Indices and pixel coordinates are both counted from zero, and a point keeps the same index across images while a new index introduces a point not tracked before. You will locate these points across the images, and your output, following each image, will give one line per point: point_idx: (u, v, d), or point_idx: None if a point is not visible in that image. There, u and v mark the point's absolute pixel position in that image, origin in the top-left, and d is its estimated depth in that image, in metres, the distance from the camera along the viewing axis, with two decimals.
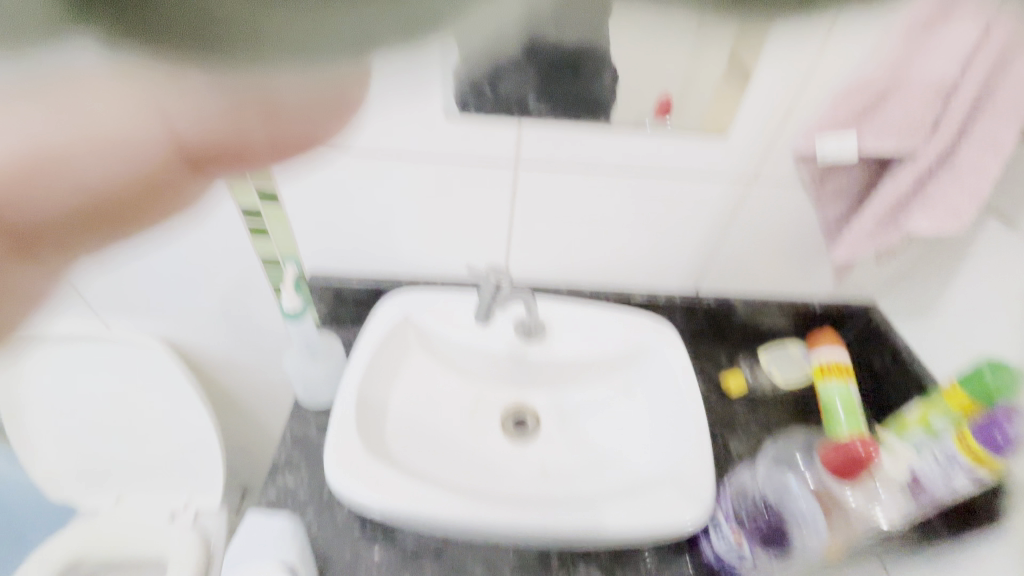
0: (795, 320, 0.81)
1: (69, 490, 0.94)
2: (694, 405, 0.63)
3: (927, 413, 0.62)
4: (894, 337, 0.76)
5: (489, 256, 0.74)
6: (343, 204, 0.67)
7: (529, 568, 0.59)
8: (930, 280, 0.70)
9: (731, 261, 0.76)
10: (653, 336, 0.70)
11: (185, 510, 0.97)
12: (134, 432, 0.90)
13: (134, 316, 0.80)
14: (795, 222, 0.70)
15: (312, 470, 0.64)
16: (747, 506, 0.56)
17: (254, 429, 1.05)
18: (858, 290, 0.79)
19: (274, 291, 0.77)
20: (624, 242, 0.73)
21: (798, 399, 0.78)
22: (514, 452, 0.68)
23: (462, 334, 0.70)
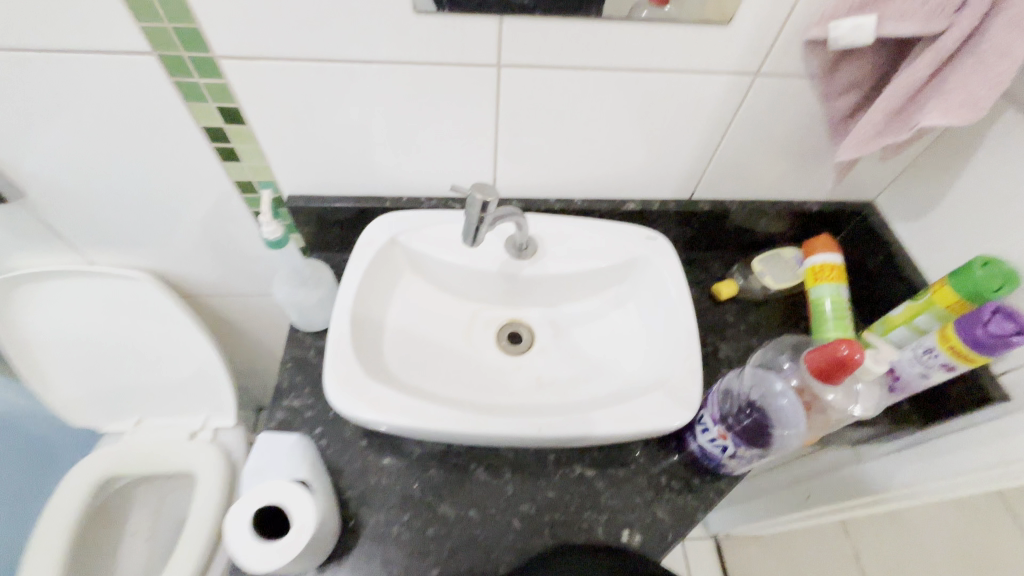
0: (790, 223, 0.80)
1: (89, 417, 0.98)
2: (686, 314, 0.64)
3: (914, 313, 0.63)
4: (889, 236, 0.75)
5: (474, 170, 0.70)
6: (313, 120, 0.62)
7: (527, 467, 0.63)
8: (933, 178, 0.68)
9: (729, 164, 0.72)
10: (646, 248, 0.69)
11: (204, 428, 1.02)
12: (139, 362, 0.92)
13: (114, 249, 0.78)
14: (798, 120, 0.66)
15: (315, 392, 0.66)
16: (734, 409, 0.57)
17: (258, 351, 1.07)
18: (858, 189, 0.77)
19: (254, 218, 0.74)
20: (616, 149, 0.69)
21: (788, 303, 0.79)
22: (510, 364, 0.69)
23: (450, 253, 0.68)
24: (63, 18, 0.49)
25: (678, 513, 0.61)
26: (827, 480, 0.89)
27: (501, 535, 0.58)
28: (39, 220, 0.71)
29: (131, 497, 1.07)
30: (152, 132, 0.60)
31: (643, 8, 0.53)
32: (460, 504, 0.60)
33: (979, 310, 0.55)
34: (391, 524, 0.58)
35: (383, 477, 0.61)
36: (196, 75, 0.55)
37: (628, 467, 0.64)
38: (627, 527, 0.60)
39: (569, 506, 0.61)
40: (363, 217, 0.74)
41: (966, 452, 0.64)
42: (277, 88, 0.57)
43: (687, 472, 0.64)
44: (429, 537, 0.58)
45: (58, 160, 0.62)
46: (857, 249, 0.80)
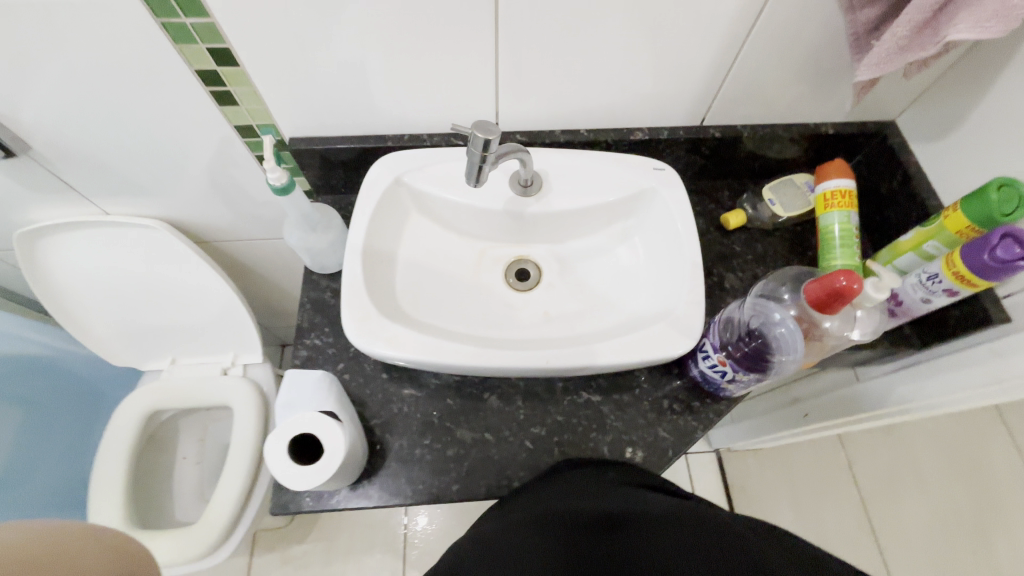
0: (804, 148, 0.78)
1: (127, 358, 1.05)
2: (691, 247, 0.64)
3: (923, 239, 0.63)
4: (906, 159, 0.72)
5: (476, 103, 0.68)
6: (306, 57, 0.59)
7: (537, 395, 0.67)
8: (960, 94, 0.64)
9: (743, 86, 0.69)
10: (653, 179, 0.68)
11: (234, 365, 1.09)
12: (166, 306, 0.97)
13: (126, 197, 0.79)
14: (819, 35, 0.62)
15: (335, 331, 0.70)
16: (734, 337, 0.59)
17: (276, 292, 1.11)
18: (879, 108, 0.73)
19: (258, 162, 0.74)
20: (623, 75, 0.65)
21: (796, 231, 0.79)
22: (519, 300, 0.71)
23: (455, 192, 0.68)
24: None
25: (678, 432, 0.66)
26: (825, 400, 0.93)
27: (515, 455, 0.64)
28: (49, 172, 0.72)
29: (177, 427, 1.16)
30: (145, 78, 0.59)
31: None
32: (476, 429, 0.65)
33: (986, 235, 0.54)
34: (414, 448, 0.64)
35: (404, 407, 0.66)
36: (182, 15, 0.53)
37: (632, 392, 0.67)
38: (631, 445, 0.65)
39: (576, 428, 0.65)
40: (366, 157, 0.73)
41: (960, 371, 0.67)
42: (266, 24, 0.55)
43: (688, 396, 0.67)
44: (449, 458, 0.63)
45: (56, 110, 0.62)
46: (873, 173, 0.78)
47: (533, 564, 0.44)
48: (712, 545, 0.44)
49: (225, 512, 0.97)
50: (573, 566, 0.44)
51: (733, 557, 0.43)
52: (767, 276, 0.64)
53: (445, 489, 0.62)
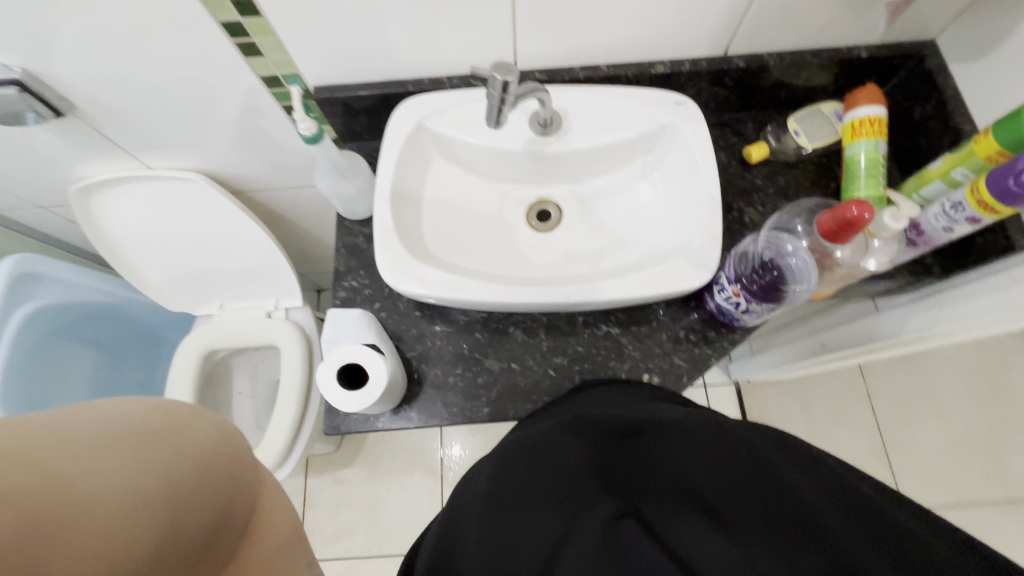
0: (835, 74, 0.75)
1: (180, 303, 1.14)
2: (710, 183, 0.65)
3: (952, 166, 0.62)
4: (944, 81, 0.69)
5: (493, 43, 0.67)
6: (323, 4, 0.60)
7: (559, 328, 0.72)
8: (1008, 6, 0.60)
9: (770, 11, 0.66)
10: (673, 114, 0.68)
11: (277, 309, 1.18)
12: (211, 255, 1.04)
13: (165, 151, 0.84)
14: None
15: (370, 273, 0.75)
16: (749, 269, 0.61)
17: (310, 240, 1.17)
18: (919, 26, 0.69)
19: (285, 112, 0.77)
20: (643, 4, 0.63)
21: (821, 163, 0.77)
22: (540, 240, 0.74)
23: (476, 134, 0.69)
24: None
25: (693, 360, 0.70)
26: (843, 331, 0.95)
27: (539, 382, 0.69)
28: (93, 129, 0.76)
29: (231, 365, 1.27)
30: (173, 32, 0.61)
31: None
32: (503, 358, 0.70)
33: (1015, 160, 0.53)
34: (447, 376, 0.70)
35: (436, 340, 0.71)
36: None
37: (650, 324, 0.71)
38: (648, 372, 0.69)
39: (596, 358, 0.70)
40: (387, 103, 0.74)
41: (979, 298, 0.67)
42: None
43: (704, 327, 0.71)
44: (479, 385, 0.69)
45: (95, 68, 0.65)
46: (907, 98, 0.74)
47: (577, 462, 0.51)
48: (725, 440, 0.51)
49: (281, 437, 1.08)
50: (609, 466, 0.51)
51: (739, 447, 0.50)
52: (784, 208, 0.65)
53: (477, 411, 0.68)
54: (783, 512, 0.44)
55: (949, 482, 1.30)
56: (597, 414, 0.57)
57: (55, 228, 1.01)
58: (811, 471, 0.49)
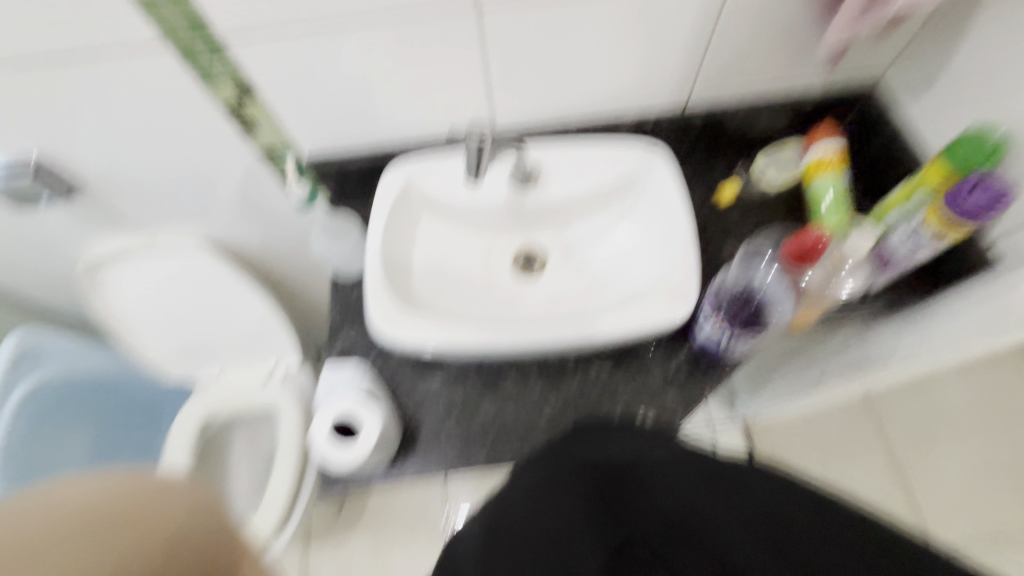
0: (792, 115, 0.80)
1: (181, 367, 1.15)
2: (683, 220, 0.68)
3: (910, 191, 0.65)
4: (895, 115, 0.74)
5: (472, 104, 0.73)
6: (314, 81, 0.66)
7: (551, 369, 0.73)
8: (939, 46, 0.66)
9: (723, 64, 0.72)
10: (642, 159, 0.73)
11: (276, 369, 1.17)
12: (211, 319, 1.06)
13: (168, 223, 0.88)
14: (791, 5, 0.64)
15: (363, 328, 0.77)
16: (728, 299, 0.64)
17: (307, 300, 1.20)
18: (863, 69, 0.75)
19: (281, 180, 0.82)
20: (606, 64, 0.69)
21: (791, 197, 0.81)
22: (528, 284, 0.77)
23: (460, 189, 0.74)
24: (82, 21, 0.54)
25: (686, 394, 0.70)
26: (838, 359, 0.95)
27: (534, 423, 0.70)
28: (101, 204, 0.80)
29: (229, 431, 1.26)
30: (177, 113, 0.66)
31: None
32: (497, 403, 0.71)
33: (961, 184, 0.58)
34: (442, 424, 0.70)
35: (430, 391, 0.72)
36: (207, 56, 0.60)
37: (641, 360, 0.72)
38: (642, 408, 0.70)
39: (590, 396, 0.71)
40: (376, 166, 0.79)
41: (959, 317, 0.69)
42: (277, 55, 0.61)
43: (695, 360, 0.71)
44: (474, 433, 0.69)
45: (105, 150, 0.70)
46: (862, 133, 0.79)
47: (578, 515, 0.51)
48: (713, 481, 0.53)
49: (280, 502, 1.06)
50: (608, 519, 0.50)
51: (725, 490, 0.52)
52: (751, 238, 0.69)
53: (474, 458, 0.69)
54: None
55: (973, 511, 1.27)
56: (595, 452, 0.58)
57: (59, 302, 1.04)
58: (791, 505, 0.51)
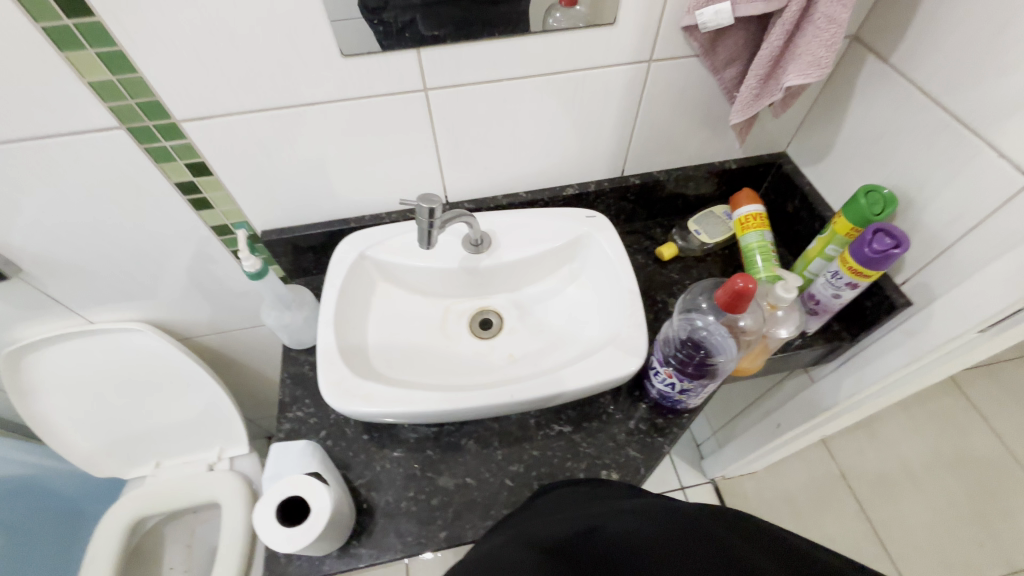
0: (715, 182, 0.90)
1: (112, 466, 1.05)
2: (626, 276, 0.73)
3: (824, 244, 0.72)
4: (800, 180, 0.84)
5: (424, 179, 0.78)
6: (271, 160, 0.69)
7: (512, 434, 0.71)
8: (826, 121, 0.77)
9: (650, 140, 0.81)
10: (587, 226, 0.78)
11: (220, 460, 1.11)
12: (149, 406, 0.99)
13: (110, 304, 0.85)
14: (699, 90, 0.75)
15: (316, 401, 0.74)
16: (674, 349, 0.66)
17: (259, 380, 1.14)
18: (770, 142, 0.86)
19: (234, 256, 0.82)
20: (546, 141, 0.77)
21: (724, 255, 0.88)
22: (484, 347, 0.77)
23: (415, 258, 0.76)
24: (37, 109, 0.56)
25: (648, 450, 0.70)
26: (791, 408, 0.98)
27: (496, 494, 0.67)
28: (38, 290, 0.77)
29: (163, 536, 1.13)
30: (130, 194, 0.67)
31: (556, 10, 0.61)
32: (457, 474, 0.68)
33: (864, 234, 0.65)
34: (399, 501, 0.66)
35: (387, 464, 0.69)
36: (163, 139, 0.63)
37: (601, 419, 0.72)
38: (605, 469, 0.69)
39: (552, 461, 0.69)
40: (332, 238, 0.81)
41: (888, 355, 0.74)
42: (236, 136, 0.65)
43: (652, 415, 0.72)
44: (434, 507, 0.66)
45: (47, 232, 0.69)
46: (779, 195, 0.89)
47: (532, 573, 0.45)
48: (678, 528, 0.49)
49: None
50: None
51: (697, 531, 0.48)
52: (686, 291, 0.72)
53: (433, 537, 0.64)
54: None
55: (948, 557, 1.28)
56: (545, 533, 0.52)
57: None
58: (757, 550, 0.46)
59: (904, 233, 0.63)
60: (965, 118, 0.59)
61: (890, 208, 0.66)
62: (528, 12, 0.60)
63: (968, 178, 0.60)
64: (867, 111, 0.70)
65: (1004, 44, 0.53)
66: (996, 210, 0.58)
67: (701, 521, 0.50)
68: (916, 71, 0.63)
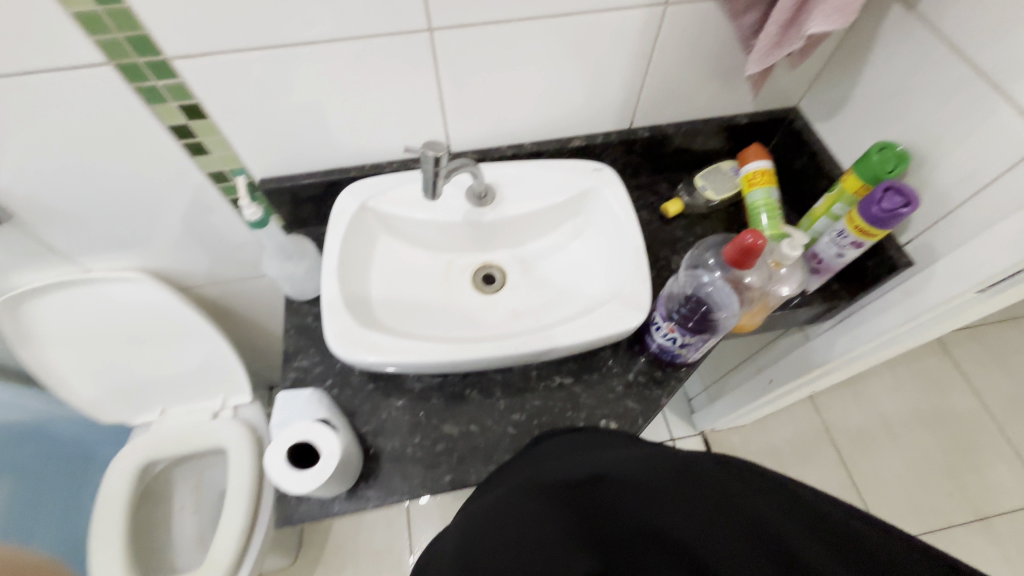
0: (725, 137, 0.88)
1: (118, 412, 1.07)
2: (632, 231, 0.72)
3: (831, 202, 0.72)
4: (812, 136, 0.82)
5: (426, 128, 0.75)
6: (268, 104, 0.66)
7: (514, 386, 0.73)
8: (843, 74, 0.75)
9: (660, 90, 0.78)
10: (593, 179, 0.76)
11: (224, 408, 1.13)
12: (152, 356, 1.00)
13: (106, 253, 0.83)
14: (715, 38, 0.72)
15: (320, 351, 0.75)
16: (678, 305, 0.67)
17: (259, 332, 1.15)
18: (783, 96, 0.83)
19: (232, 205, 0.80)
20: (554, 89, 0.74)
21: (729, 212, 0.88)
22: (487, 301, 0.78)
23: (418, 210, 0.75)
24: (19, 42, 0.53)
25: (646, 402, 0.72)
26: (784, 364, 1.01)
27: (498, 441, 0.69)
28: (31, 237, 0.75)
29: (171, 479, 1.17)
30: (120, 137, 0.65)
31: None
32: (461, 422, 0.70)
33: (874, 192, 0.64)
34: (405, 446, 0.68)
35: (392, 412, 0.71)
36: (155, 79, 0.60)
37: (601, 371, 0.74)
38: (604, 419, 0.71)
39: (553, 411, 0.71)
40: (332, 188, 0.80)
41: (885, 313, 0.76)
42: (230, 77, 0.62)
43: (652, 368, 0.74)
44: (439, 452, 0.68)
45: (36, 175, 0.67)
46: (788, 152, 0.88)
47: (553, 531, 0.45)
48: (690, 481, 0.50)
49: (230, 549, 0.99)
50: (589, 528, 0.45)
51: (709, 484, 0.50)
52: (693, 247, 0.73)
53: (439, 480, 0.67)
54: (766, 550, 0.42)
55: (919, 504, 1.36)
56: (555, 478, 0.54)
57: None
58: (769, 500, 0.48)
59: (914, 192, 0.63)
60: (989, 72, 0.57)
61: (902, 166, 0.66)
62: None
63: (985, 136, 0.59)
64: (887, 63, 0.68)
65: None
66: (1009, 169, 0.57)
67: (711, 475, 0.51)
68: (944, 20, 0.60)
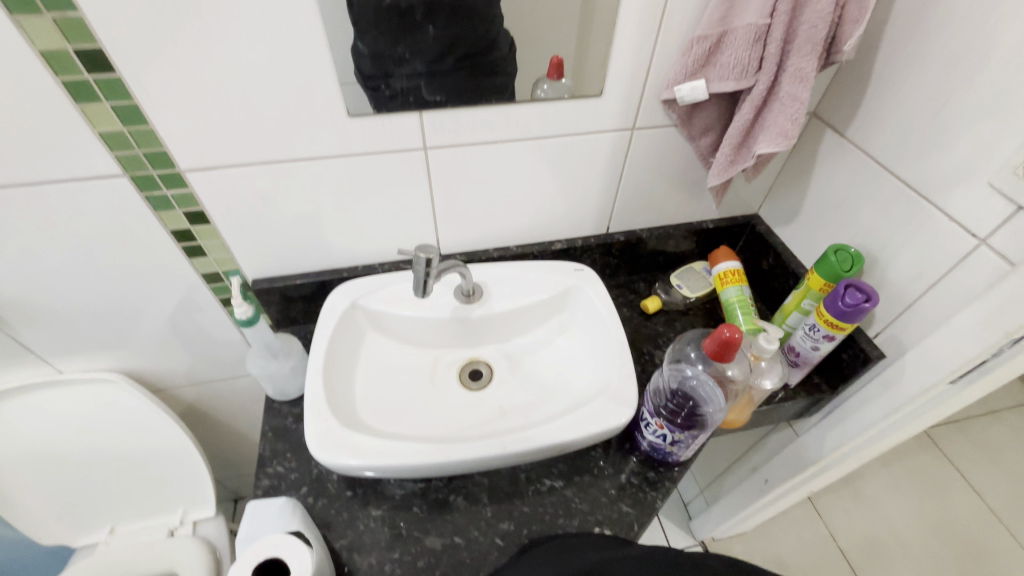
0: (694, 240, 0.95)
1: (63, 531, 0.97)
2: (614, 326, 0.74)
3: (800, 298, 0.76)
4: (773, 239, 0.90)
5: (417, 232, 0.80)
6: (270, 211, 0.71)
7: (502, 490, 0.69)
8: (794, 187, 0.84)
9: (633, 200, 0.86)
10: (575, 279, 0.80)
11: (183, 524, 1.04)
12: (112, 465, 0.93)
13: (84, 354, 0.81)
14: (678, 156, 0.81)
15: (298, 456, 0.71)
16: (665, 400, 0.67)
17: (232, 437, 1.09)
18: (743, 204, 0.92)
19: (222, 304, 0.81)
20: (536, 199, 0.81)
21: (706, 309, 0.92)
22: (474, 399, 0.77)
23: (407, 307, 0.77)
24: (44, 158, 0.57)
25: (640, 506, 0.68)
26: (778, 462, 0.98)
27: (486, 554, 0.64)
28: (10, 338, 0.74)
29: None
30: (122, 240, 0.68)
31: (544, 82, 0.66)
32: (445, 533, 0.65)
33: (837, 288, 0.69)
34: (383, 563, 0.63)
35: (370, 523, 0.66)
36: (165, 188, 0.64)
37: (592, 473, 0.71)
38: (598, 526, 0.66)
39: (544, 517, 0.67)
40: (323, 288, 0.82)
41: (869, 407, 0.77)
42: (236, 187, 0.67)
43: (644, 468, 0.72)
44: (420, 569, 0.62)
45: (30, 277, 0.68)
46: (754, 253, 0.95)
47: None
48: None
49: None
50: None
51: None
52: (674, 342, 0.75)
53: None
54: None
55: None
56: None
57: None
58: None
59: (873, 288, 0.67)
60: (918, 186, 0.65)
61: (858, 265, 0.71)
62: (517, 82, 0.65)
63: (925, 238, 0.65)
64: (830, 178, 0.77)
65: (940, 125, 0.61)
66: (952, 268, 0.63)
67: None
68: (874, 143, 0.70)
